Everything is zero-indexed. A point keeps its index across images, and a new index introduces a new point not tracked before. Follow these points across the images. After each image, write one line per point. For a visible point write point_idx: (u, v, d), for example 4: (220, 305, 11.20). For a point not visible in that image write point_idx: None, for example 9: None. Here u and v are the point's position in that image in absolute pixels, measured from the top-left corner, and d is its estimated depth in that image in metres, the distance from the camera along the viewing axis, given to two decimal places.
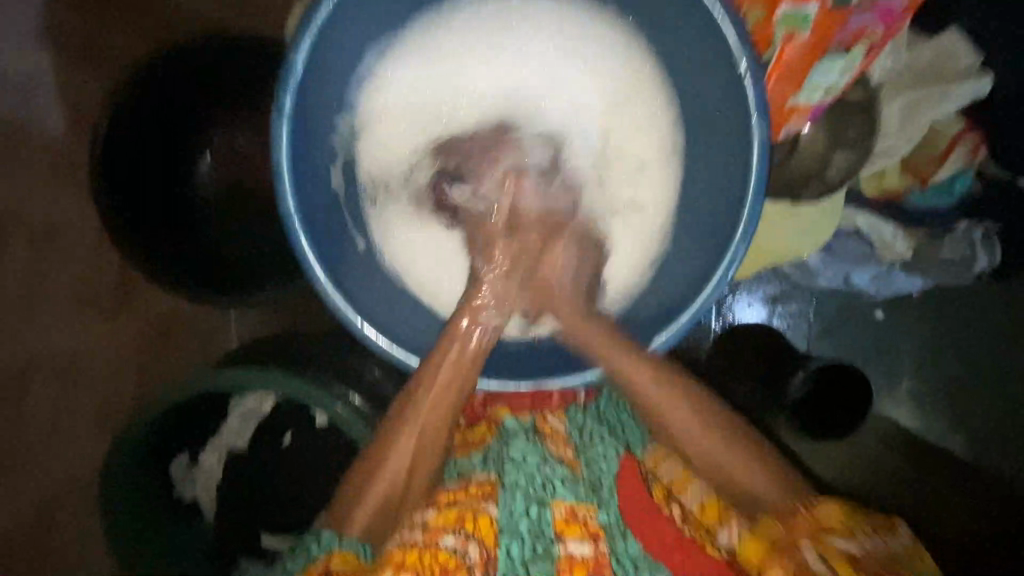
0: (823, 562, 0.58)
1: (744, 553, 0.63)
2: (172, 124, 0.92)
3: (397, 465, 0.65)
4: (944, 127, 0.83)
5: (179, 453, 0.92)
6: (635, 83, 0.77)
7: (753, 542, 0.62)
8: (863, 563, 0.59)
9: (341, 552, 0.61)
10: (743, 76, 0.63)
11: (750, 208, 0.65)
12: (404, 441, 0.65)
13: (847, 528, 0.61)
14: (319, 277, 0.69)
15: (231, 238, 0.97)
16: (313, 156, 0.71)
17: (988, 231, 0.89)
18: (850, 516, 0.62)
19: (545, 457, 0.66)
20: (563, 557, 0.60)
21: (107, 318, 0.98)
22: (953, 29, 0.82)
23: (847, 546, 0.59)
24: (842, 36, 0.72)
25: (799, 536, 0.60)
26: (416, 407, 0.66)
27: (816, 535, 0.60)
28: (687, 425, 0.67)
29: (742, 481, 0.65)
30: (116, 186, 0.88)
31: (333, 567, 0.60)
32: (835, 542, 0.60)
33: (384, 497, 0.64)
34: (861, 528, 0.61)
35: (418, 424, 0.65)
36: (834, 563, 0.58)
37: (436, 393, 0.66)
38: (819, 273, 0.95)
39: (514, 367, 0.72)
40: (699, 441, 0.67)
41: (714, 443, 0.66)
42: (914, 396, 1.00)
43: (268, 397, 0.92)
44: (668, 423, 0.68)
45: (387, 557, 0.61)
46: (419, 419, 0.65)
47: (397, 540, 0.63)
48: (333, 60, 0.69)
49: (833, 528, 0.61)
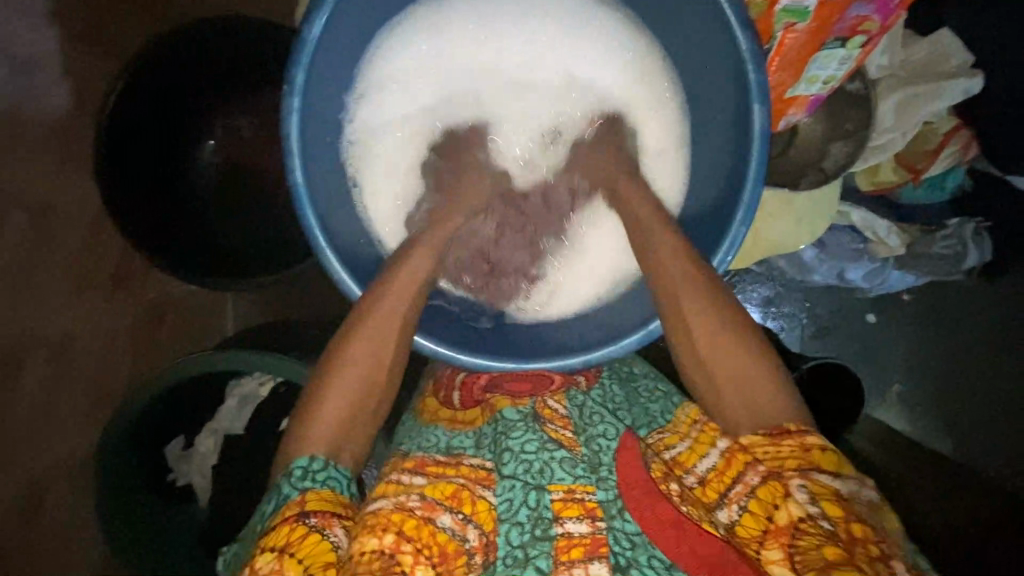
0: (811, 500, 0.52)
1: (743, 524, 0.56)
2: (172, 101, 0.92)
3: (351, 383, 0.64)
4: (936, 125, 0.86)
5: (175, 437, 0.93)
6: (641, 78, 0.79)
7: (751, 520, 0.56)
8: (852, 506, 0.52)
9: (318, 492, 0.58)
10: (745, 62, 0.64)
11: (750, 192, 0.67)
12: (360, 346, 0.65)
13: (839, 469, 0.54)
14: (321, 248, 0.69)
15: (237, 223, 0.99)
16: (320, 133, 0.72)
17: (979, 227, 0.91)
18: (838, 458, 0.55)
19: (544, 442, 0.66)
20: (562, 537, 0.59)
21: (104, 300, 0.97)
22: (948, 28, 0.84)
23: (832, 484, 0.53)
24: (840, 29, 0.71)
25: (785, 467, 0.55)
26: (366, 309, 0.67)
27: (801, 470, 0.54)
28: (723, 352, 0.63)
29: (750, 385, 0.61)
30: (111, 177, 0.85)
31: (308, 510, 0.57)
32: (820, 476, 0.54)
33: (337, 416, 0.63)
34: (850, 471, 0.55)
35: (370, 338, 0.66)
36: (819, 495, 0.52)
37: (389, 308, 0.67)
38: (813, 269, 0.96)
39: (505, 347, 0.75)
40: (721, 363, 0.62)
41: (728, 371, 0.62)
42: (902, 394, 1.02)
43: (268, 381, 0.93)
44: (689, 328, 0.64)
45: (381, 520, 0.58)
46: (374, 331, 0.66)
47: (387, 503, 0.60)
48: (343, 34, 0.70)
49: (822, 464, 0.54)
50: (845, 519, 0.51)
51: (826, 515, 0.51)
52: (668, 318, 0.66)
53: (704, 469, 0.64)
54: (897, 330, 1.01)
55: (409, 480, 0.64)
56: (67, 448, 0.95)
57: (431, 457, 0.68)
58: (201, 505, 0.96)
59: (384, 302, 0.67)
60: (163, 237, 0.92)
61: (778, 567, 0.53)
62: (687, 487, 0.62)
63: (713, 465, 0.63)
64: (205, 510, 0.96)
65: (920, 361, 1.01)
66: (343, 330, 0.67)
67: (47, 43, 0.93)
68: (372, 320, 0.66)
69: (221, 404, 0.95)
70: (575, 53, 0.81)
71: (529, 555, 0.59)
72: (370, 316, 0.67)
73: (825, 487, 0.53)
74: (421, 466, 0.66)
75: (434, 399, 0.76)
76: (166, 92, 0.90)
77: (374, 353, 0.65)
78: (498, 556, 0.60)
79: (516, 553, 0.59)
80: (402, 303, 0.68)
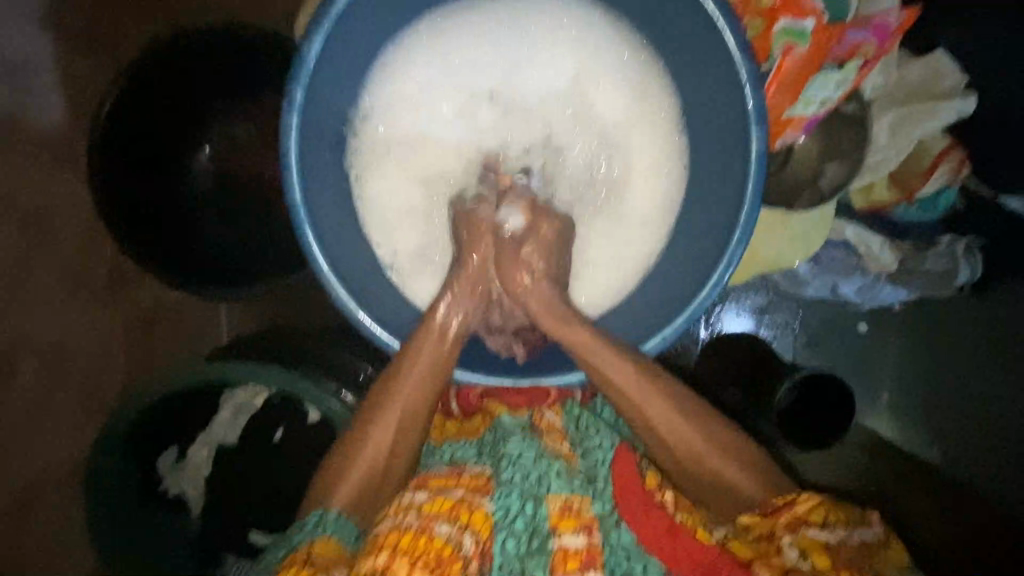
0: (802, 556, 0.57)
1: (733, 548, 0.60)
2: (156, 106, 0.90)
3: (376, 447, 0.65)
4: (931, 143, 0.87)
5: (168, 446, 0.91)
6: (645, 94, 0.79)
7: (742, 549, 0.60)
8: (837, 553, 0.58)
9: (324, 539, 0.61)
10: (743, 84, 0.65)
11: (747, 212, 0.67)
12: (394, 409, 0.66)
13: (827, 520, 0.60)
14: (321, 268, 0.69)
15: (231, 229, 0.97)
16: (320, 148, 0.72)
17: (970, 245, 0.92)
18: (823, 508, 0.60)
19: (541, 453, 0.67)
20: (558, 550, 0.61)
21: (99, 304, 0.97)
22: (942, 50, 0.85)
23: (820, 536, 0.58)
24: (839, 51, 0.74)
25: (777, 527, 0.60)
26: (400, 376, 0.66)
27: (794, 528, 0.59)
28: (671, 426, 0.64)
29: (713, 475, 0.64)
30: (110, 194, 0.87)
31: (315, 552, 0.60)
32: (810, 531, 0.59)
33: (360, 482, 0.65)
34: (841, 519, 0.60)
35: (383, 438, 0.65)
36: (809, 551, 0.57)
37: (421, 380, 0.66)
38: (807, 282, 0.97)
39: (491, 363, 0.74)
40: (674, 436, 0.65)
41: (696, 454, 0.64)
42: (891, 403, 1.04)
43: (261, 392, 0.90)
44: (650, 415, 0.65)
45: (380, 541, 0.59)
46: (404, 399, 0.66)
47: (387, 521, 0.61)
48: (345, 50, 0.70)
49: (809, 515, 0.59)
50: (833, 569, 0.57)
51: (815, 569, 0.57)
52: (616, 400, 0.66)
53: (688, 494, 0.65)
54: (890, 340, 1.02)
55: (412, 496, 0.63)
56: (58, 453, 0.94)
57: (435, 471, 0.68)
58: (192, 515, 0.93)
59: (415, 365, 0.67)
60: (137, 225, 0.90)
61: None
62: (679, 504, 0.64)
63: (702, 490, 0.64)
64: (196, 521, 0.94)
65: (907, 372, 1.03)
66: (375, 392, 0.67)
67: (41, 44, 0.92)
68: (396, 394, 0.66)
69: (213, 414, 0.92)
70: (579, 71, 0.81)
71: (525, 566, 0.61)
72: (402, 388, 0.66)
73: (816, 540, 0.58)
74: (423, 480, 0.66)
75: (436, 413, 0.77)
76: (155, 91, 0.89)
77: (406, 423, 0.66)
78: (495, 563, 0.62)
79: (513, 563, 0.61)
80: (427, 383, 0.67)
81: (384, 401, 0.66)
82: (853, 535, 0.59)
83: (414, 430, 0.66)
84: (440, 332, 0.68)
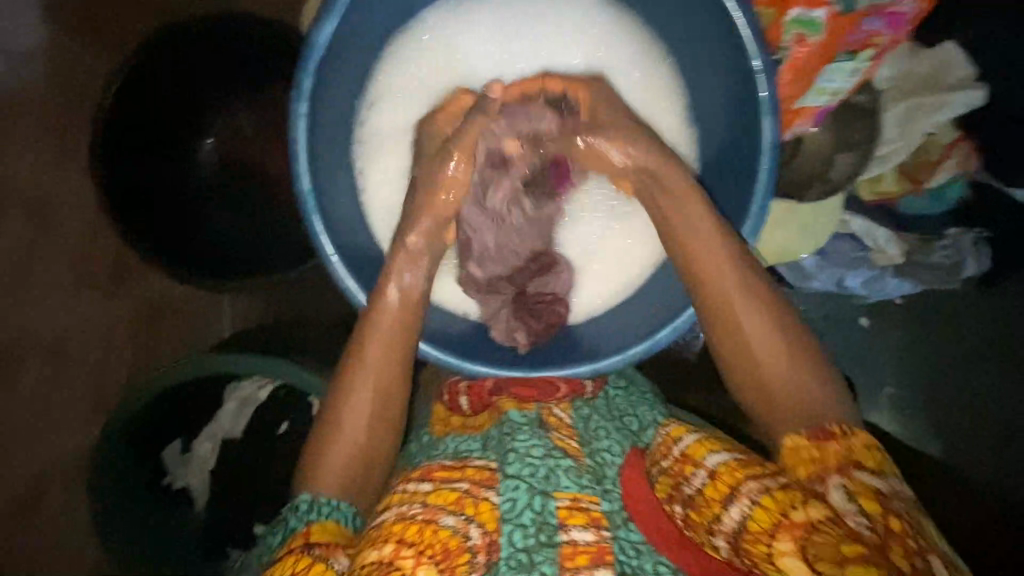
0: (848, 498, 0.52)
1: (758, 514, 0.55)
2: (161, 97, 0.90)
3: (355, 416, 0.65)
4: (939, 134, 0.86)
5: (171, 441, 0.91)
6: (653, 88, 0.79)
7: (763, 515, 0.55)
8: (888, 501, 0.52)
9: (324, 523, 0.61)
10: (755, 72, 0.64)
11: (757, 204, 0.67)
12: (362, 374, 0.66)
13: (878, 464, 0.55)
14: (331, 260, 0.69)
15: (235, 222, 0.96)
16: (327, 138, 0.72)
17: (977, 237, 0.91)
18: (880, 456, 0.56)
19: (550, 448, 0.64)
20: (566, 544, 0.57)
21: (102, 297, 0.96)
22: (953, 42, 0.84)
23: (871, 481, 0.53)
24: (852, 40, 0.72)
25: (827, 467, 0.55)
26: (366, 341, 0.67)
27: (841, 469, 0.54)
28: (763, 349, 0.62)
29: (781, 382, 0.62)
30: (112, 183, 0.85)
31: (312, 542, 0.58)
32: (860, 475, 0.54)
33: (350, 454, 0.65)
34: (885, 466, 0.55)
35: (355, 407, 0.66)
36: (857, 494, 0.52)
37: (382, 343, 0.67)
38: (813, 276, 0.96)
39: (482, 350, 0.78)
40: (770, 375, 0.62)
41: (768, 364, 0.62)
42: (895, 398, 1.03)
43: (267, 384, 0.91)
44: (737, 320, 0.63)
45: (383, 533, 0.59)
46: (371, 363, 0.67)
47: (389, 513, 0.61)
48: (352, 39, 0.69)
49: (861, 460, 0.55)
50: (885, 514, 0.51)
51: (864, 513, 0.51)
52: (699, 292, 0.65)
53: (713, 464, 0.61)
54: (896, 334, 1.03)
55: (416, 488, 0.63)
56: (63, 447, 0.94)
57: (441, 462, 0.66)
58: (196, 509, 0.94)
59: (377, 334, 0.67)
60: (139, 215, 0.89)
61: (789, 558, 0.52)
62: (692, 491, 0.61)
63: (722, 463, 0.61)
64: (200, 516, 0.93)
65: (912, 366, 1.03)
66: (342, 374, 0.67)
67: (44, 35, 0.92)
68: (358, 367, 0.67)
69: (218, 405, 0.93)
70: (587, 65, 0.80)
71: (533, 560, 0.56)
72: (365, 355, 0.67)
73: (866, 486, 0.53)
74: (428, 471, 0.65)
75: (442, 407, 0.75)
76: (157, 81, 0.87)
77: (379, 389, 0.66)
78: (501, 557, 0.57)
79: (519, 556, 0.57)
80: (388, 352, 0.67)
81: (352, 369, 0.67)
82: (898, 486, 0.54)
83: (393, 394, 0.67)
84: (389, 296, 0.68)
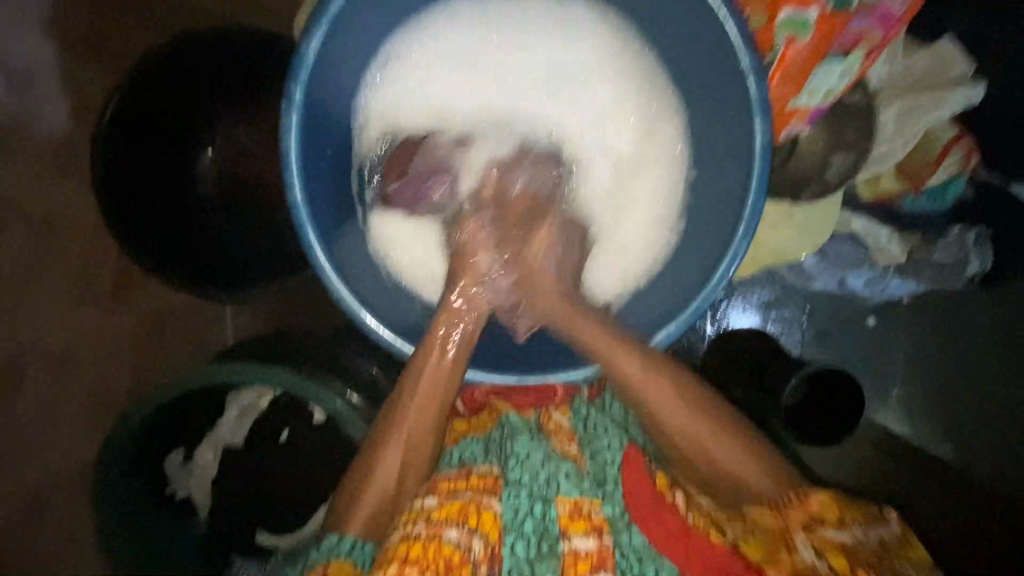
0: (817, 556, 0.59)
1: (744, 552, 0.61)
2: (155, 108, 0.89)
3: (388, 472, 0.66)
4: (938, 137, 0.85)
5: (174, 450, 0.91)
6: (661, 94, 0.78)
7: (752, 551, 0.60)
8: (853, 552, 0.60)
9: (341, 559, 0.63)
10: (746, 77, 0.64)
11: (750, 205, 0.67)
12: (399, 433, 0.66)
13: (842, 521, 0.62)
14: (325, 268, 0.69)
15: (231, 234, 0.95)
16: (320, 146, 0.71)
17: (981, 234, 0.91)
18: (840, 507, 0.63)
19: (549, 453, 0.65)
20: (568, 554, 0.59)
21: (102, 309, 0.97)
22: (947, 37, 0.83)
23: (835, 537, 0.61)
24: (841, 41, 0.72)
25: (793, 525, 0.62)
26: (412, 382, 0.67)
27: (809, 527, 0.61)
28: (679, 419, 0.66)
29: (717, 451, 0.66)
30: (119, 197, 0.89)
31: (332, 574, 0.61)
32: (824, 531, 0.61)
33: (379, 502, 0.66)
34: (856, 520, 0.63)
35: (395, 448, 0.66)
36: (825, 551, 0.59)
37: (427, 396, 0.67)
38: (814, 278, 0.96)
39: (492, 356, 0.74)
40: (688, 426, 0.66)
41: (712, 451, 0.66)
42: (903, 399, 1.03)
43: (266, 392, 0.91)
44: (655, 403, 0.67)
45: (392, 553, 0.58)
46: (415, 410, 0.67)
47: (398, 532, 0.61)
48: (346, 48, 0.70)
49: (826, 519, 0.62)
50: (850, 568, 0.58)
51: (832, 569, 0.58)
52: (629, 393, 0.68)
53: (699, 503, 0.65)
54: (900, 333, 1.02)
55: (422, 503, 0.63)
56: (72, 456, 0.96)
57: (445, 473, 0.67)
58: (201, 517, 0.94)
59: (424, 382, 0.67)
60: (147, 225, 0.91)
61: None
62: (694, 504, 0.63)
63: (706, 507, 0.65)
64: (203, 522, 0.94)
65: (916, 367, 1.02)
66: (381, 420, 0.68)
67: (45, 50, 0.92)
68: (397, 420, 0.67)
69: (219, 415, 0.93)
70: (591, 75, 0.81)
71: (536, 569, 0.58)
72: (410, 402, 0.67)
73: (832, 542, 0.60)
74: (433, 485, 0.65)
75: None
76: (153, 93, 0.88)
77: (418, 435, 0.67)
78: (504, 567, 0.59)
79: (523, 567, 0.59)
80: (430, 423, 0.67)
81: (393, 420, 0.67)
82: (871, 532, 0.62)
83: (430, 443, 0.67)
84: (438, 346, 0.68)
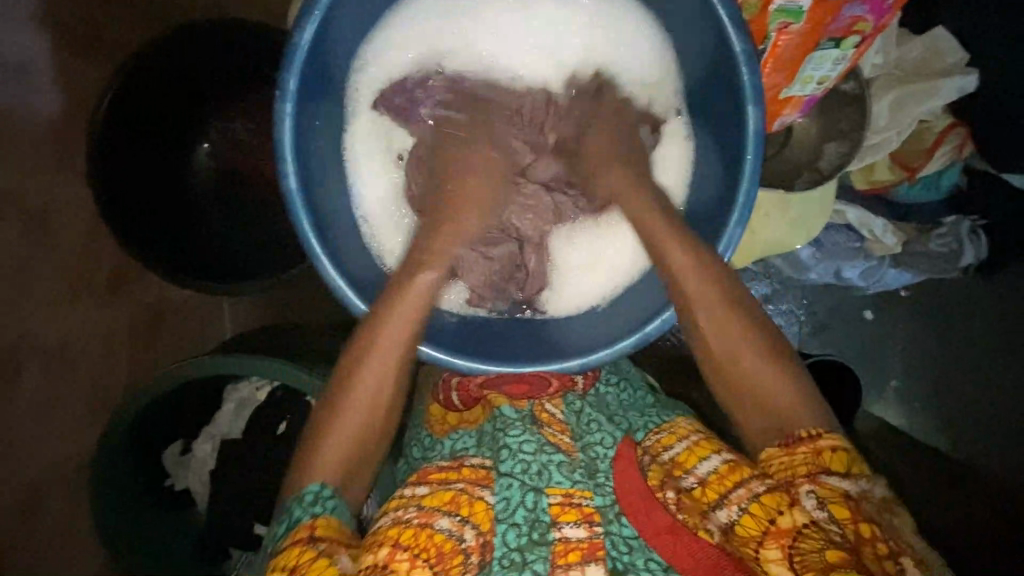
0: (818, 506, 0.51)
1: (743, 525, 0.54)
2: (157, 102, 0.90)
3: (363, 406, 0.62)
4: (933, 122, 0.86)
5: (173, 441, 0.94)
6: (658, 90, 0.77)
7: (751, 521, 0.54)
8: (862, 507, 0.51)
9: (327, 517, 0.57)
10: (738, 63, 0.64)
11: (744, 193, 0.67)
12: (376, 364, 0.63)
13: (847, 468, 0.53)
14: (319, 256, 0.69)
15: (232, 228, 0.98)
16: (315, 135, 0.72)
17: (976, 226, 0.91)
18: (850, 458, 0.54)
19: (542, 445, 0.66)
20: (559, 542, 0.58)
21: (102, 301, 0.98)
22: (941, 28, 0.84)
23: (840, 485, 0.52)
24: (835, 29, 0.70)
25: (796, 473, 0.54)
26: (388, 314, 0.64)
27: (811, 475, 0.53)
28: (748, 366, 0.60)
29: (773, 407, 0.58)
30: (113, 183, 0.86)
31: (319, 536, 0.55)
32: (828, 478, 0.52)
33: (352, 441, 0.61)
34: (859, 470, 0.53)
35: (366, 380, 0.62)
36: (827, 500, 0.51)
37: (402, 327, 0.64)
38: (810, 267, 0.95)
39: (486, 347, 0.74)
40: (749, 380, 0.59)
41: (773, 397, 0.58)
42: (900, 390, 1.03)
43: (264, 386, 0.94)
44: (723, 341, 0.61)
45: (381, 538, 0.58)
46: (394, 342, 0.63)
47: (388, 519, 0.60)
48: (340, 36, 0.70)
49: (830, 466, 0.53)
50: (852, 521, 0.50)
51: (832, 519, 0.50)
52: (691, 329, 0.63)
53: (701, 473, 0.61)
54: (895, 327, 1.02)
55: (412, 492, 0.63)
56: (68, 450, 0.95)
57: (436, 465, 0.67)
58: (199, 508, 0.97)
59: (399, 314, 0.64)
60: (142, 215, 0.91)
61: (777, 566, 0.51)
62: (684, 486, 0.61)
63: (711, 471, 0.60)
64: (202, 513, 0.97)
65: (914, 358, 1.02)
66: (352, 353, 0.64)
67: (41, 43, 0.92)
68: (378, 352, 0.63)
69: (219, 407, 0.96)
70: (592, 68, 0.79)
71: (525, 558, 0.58)
72: (382, 335, 0.63)
73: (836, 491, 0.52)
74: (423, 475, 0.65)
75: (437, 404, 0.77)
76: (151, 83, 0.87)
77: (392, 368, 0.63)
78: (495, 556, 0.58)
79: (512, 555, 0.58)
80: (404, 353, 0.64)
81: (366, 353, 0.63)
82: (874, 487, 0.53)
83: (402, 375, 0.64)
84: (421, 282, 0.65)
